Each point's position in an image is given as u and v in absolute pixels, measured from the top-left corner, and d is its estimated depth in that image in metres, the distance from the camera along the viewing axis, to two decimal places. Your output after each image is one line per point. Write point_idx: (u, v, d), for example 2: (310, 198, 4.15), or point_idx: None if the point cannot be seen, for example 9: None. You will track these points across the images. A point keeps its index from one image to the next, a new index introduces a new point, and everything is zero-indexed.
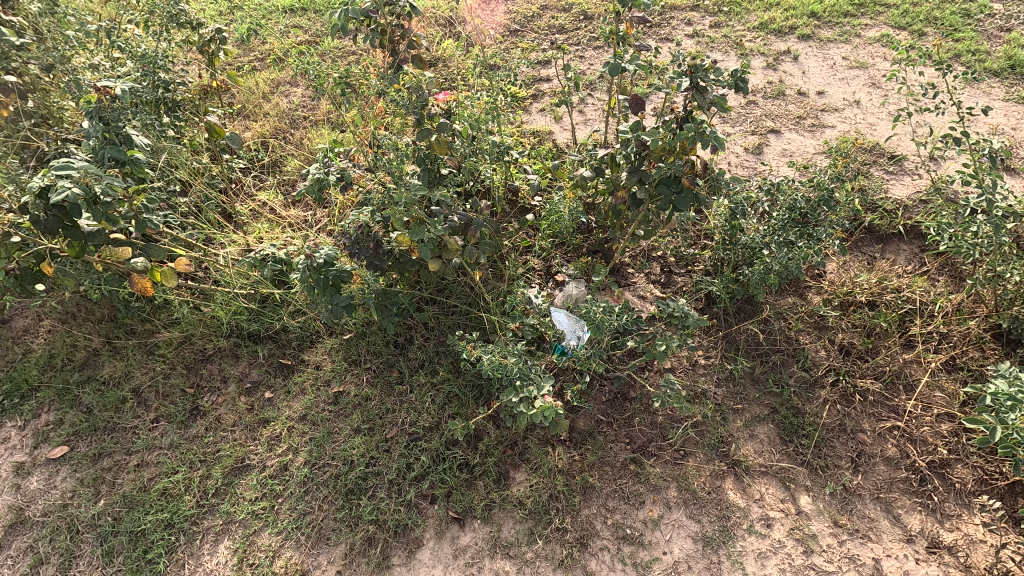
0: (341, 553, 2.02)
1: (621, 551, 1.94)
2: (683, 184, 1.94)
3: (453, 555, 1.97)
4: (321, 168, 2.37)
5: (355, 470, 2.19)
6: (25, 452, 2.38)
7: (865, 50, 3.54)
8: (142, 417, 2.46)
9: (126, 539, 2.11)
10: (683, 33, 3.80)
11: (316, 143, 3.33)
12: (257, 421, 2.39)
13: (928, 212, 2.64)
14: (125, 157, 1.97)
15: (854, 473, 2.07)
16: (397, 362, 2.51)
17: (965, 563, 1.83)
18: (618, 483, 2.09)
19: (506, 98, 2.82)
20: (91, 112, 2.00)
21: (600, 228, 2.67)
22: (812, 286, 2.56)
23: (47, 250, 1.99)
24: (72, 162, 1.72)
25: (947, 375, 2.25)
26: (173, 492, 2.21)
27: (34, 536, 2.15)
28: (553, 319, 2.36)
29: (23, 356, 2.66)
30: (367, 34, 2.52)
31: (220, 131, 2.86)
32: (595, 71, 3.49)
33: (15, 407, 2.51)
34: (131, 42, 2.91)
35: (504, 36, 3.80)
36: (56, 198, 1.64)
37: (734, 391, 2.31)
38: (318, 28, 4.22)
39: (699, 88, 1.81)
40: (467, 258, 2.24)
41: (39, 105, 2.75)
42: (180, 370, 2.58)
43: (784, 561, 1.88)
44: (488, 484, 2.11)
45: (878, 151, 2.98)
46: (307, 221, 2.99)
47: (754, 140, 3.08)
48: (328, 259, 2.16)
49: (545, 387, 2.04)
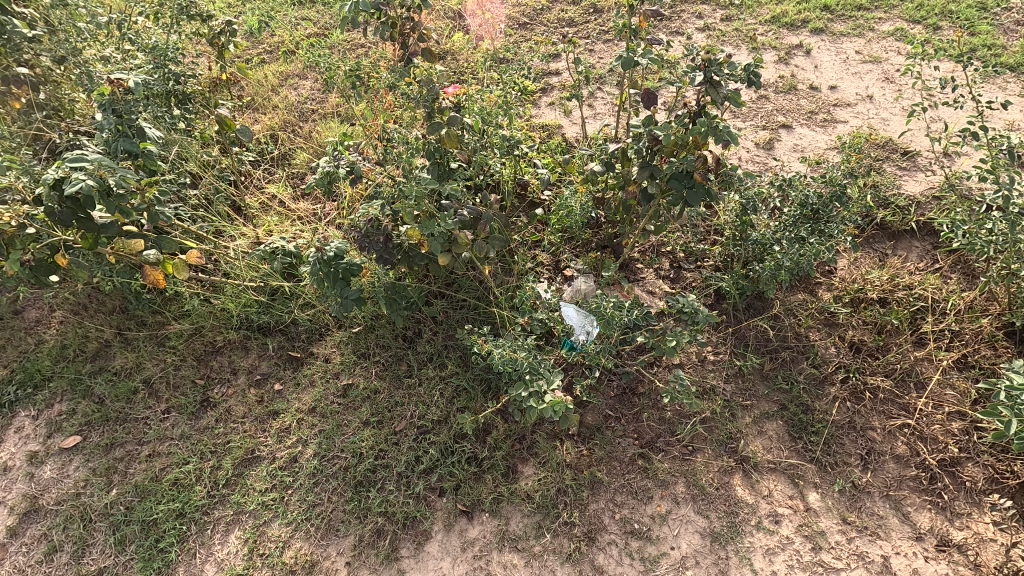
0: (350, 544, 2.03)
1: (629, 546, 1.94)
2: (695, 179, 1.92)
3: (461, 548, 1.98)
4: (331, 162, 2.38)
5: (364, 462, 2.20)
6: (38, 441, 2.41)
7: (878, 44, 3.51)
8: (154, 408, 2.48)
9: (138, 528, 2.13)
10: (694, 26, 3.77)
11: (325, 136, 3.33)
12: (267, 413, 2.41)
13: (941, 209, 2.63)
14: (138, 149, 1.98)
15: (863, 470, 2.06)
16: (406, 356, 2.51)
17: (974, 561, 1.83)
18: (626, 478, 2.09)
19: (516, 91, 2.81)
20: (105, 105, 2.00)
21: (610, 222, 2.67)
22: (822, 282, 2.54)
23: (61, 241, 2.00)
24: (86, 155, 1.73)
25: (959, 373, 2.23)
26: (185, 482, 2.23)
27: (48, 524, 2.18)
28: (562, 315, 2.33)
29: (36, 346, 2.69)
30: (378, 28, 2.53)
31: (231, 123, 2.88)
32: (605, 64, 3.47)
33: (28, 397, 2.54)
34: (143, 34, 2.93)
35: (514, 28, 3.78)
36: (70, 189, 1.64)
37: (743, 387, 2.30)
38: (327, 20, 4.21)
39: (712, 82, 1.78)
40: (477, 252, 2.25)
41: (51, 97, 2.77)
42: (190, 362, 2.60)
43: (792, 557, 1.88)
44: (496, 477, 2.12)
45: (891, 146, 2.95)
46: (316, 214, 3.00)
47: (765, 135, 3.06)
48: (338, 253, 2.17)
49: (554, 381, 2.05)
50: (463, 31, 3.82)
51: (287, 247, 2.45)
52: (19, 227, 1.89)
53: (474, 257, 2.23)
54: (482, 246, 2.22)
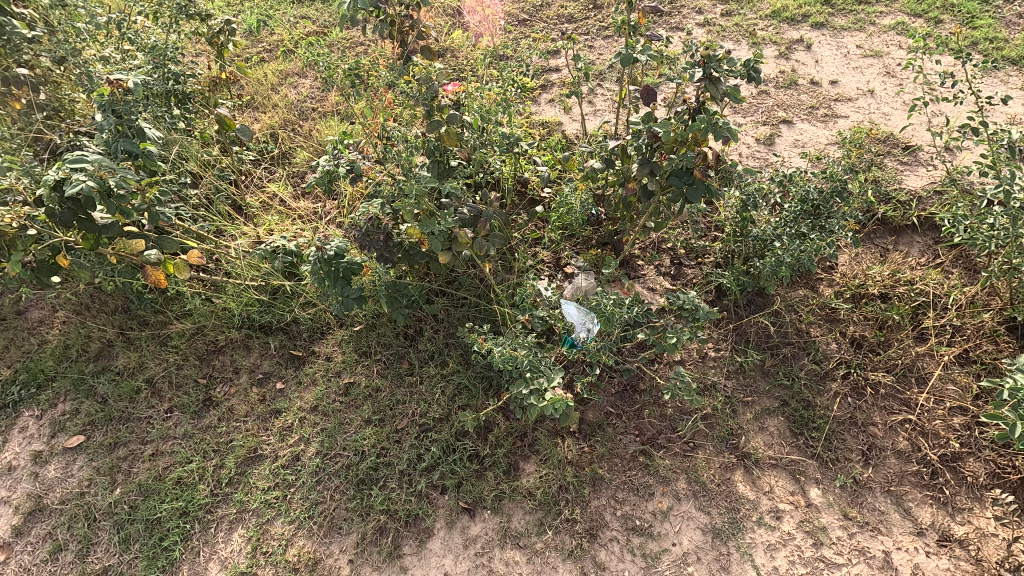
0: (352, 542, 2.04)
1: (631, 542, 1.95)
2: (695, 175, 1.92)
3: (464, 545, 1.99)
4: (331, 160, 2.38)
5: (366, 460, 2.21)
6: (42, 441, 2.42)
7: (879, 38, 3.49)
8: (157, 408, 2.49)
9: (142, 527, 2.14)
10: (694, 22, 3.76)
11: (325, 134, 3.33)
12: (270, 411, 2.42)
13: (943, 204, 2.62)
14: (139, 150, 1.98)
15: (864, 466, 2.06)
16: (408, 354, 2.52)
17: (976, 556, 1.83)
18: (628, 475, 2.10)
19: (515, 89, 2.81)
20: (105, 106, 2.00)
21: (610, 219, 2.67)
22: (823, 278, 2.54)
23: (62, 242, 2.01)
24: (87, 155, 1.73)
25: (960, 368, 2.23)
26: (188, 481, 2.24)
27: (53, 523, 2.19)
28: (564, 312, 2.32)
29: (39, 347, 2.70)
30: (377, 26, 2.53)
31: (230, 123, 2.88)
32: (605, 61, 3.46)
33: (32, 397, 2.55)
34: (142, 34, 2.93)
35: (513, 25, 3.77)
36: (71, 190, 1.65)
37: (744, 384, 2.31)
38: (326, 18, 4.21)
39: (711, 78, 1.77)
40: (477, 250, 2.25)
41: (51, 98, 2.78)
42: (193, 361, 2.60)
43: (793, 553, 1.88)
44: (498, 475, 2.12)
45: (892, 141, 2.94)
46: (316, 212, 3.00)
47: (765, 131, 3.05)
48: (339, 252, 2.17)
49: (555, 378, 2.05)
50: (463, 29, 3.81)
51: (289, 246, 2.45)
52: (21, 228, 1.89)
53: (475, 255, 2.23)
54: (482, 244, 2.22)
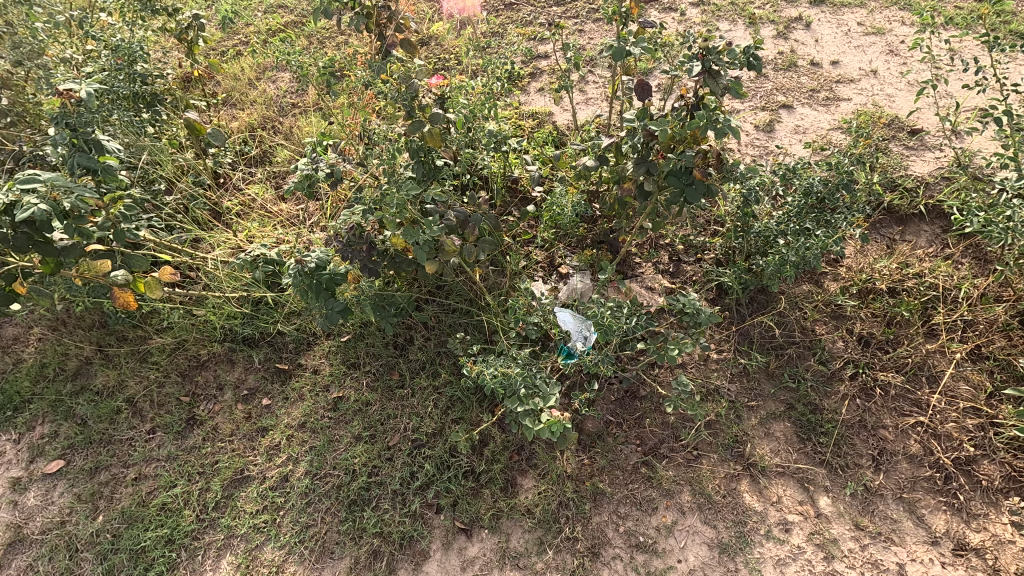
0: (345, 567, 1.96)
1: (634, 560, 1.87)
2: (695, 176, 1.79)
3: (461, 567, 1.92)
4: (310, 164, 2.25)
5: (358, 480, 2.12)
6: (21, 467, 2.33)
7: (881, 14, 3.34)
8: (139, 428, 2.39)
9: (126, 556, 2.06)
10: (688, 1, 3.59)
11: (305, 132, 3.18)
12: (256, 430, 2.33)
13: (952, 191, 2.51)
14: (98, 165, 1.85)
15: (875, 472, 1.98)
16: (398, 365, 2.42)
17: (992, 566, 1.76)
18: (630, 488, 2.02)
19: (502, 80, 2.66)
20: (58, 118, 1.86)
21: (605, 217, 2.55)
22: (828, 272, 2.43)
23: (21, 266, 1.89)
24: (37, 175, 1.60)
25: (973, 366, 2.14)
26: (173, 506, 2.15)
27: (34, 554, 2.11)
28: (558, 320, 2.22)
29: (14, 367, 2.59)
30: (353, 20, 2.38)
31: (202, 130, 2.72)
32: (596, 46, 3.31)
33: (8, 421, 2.45)
34: (105, 32, 2.77)
35: (499, 10, 3.60)
36: (21, 215, 1.52)
37: (748, 387, 2.22)
38: (304, 7, 4.02)
39: (711, 72, 1.64)
40: (466, 258, 2.13)
41: (12, 103, 2.62)
42: (175, 378, 2.50)
43: (804, 568, 1.81)
44: (495, 492, 2.04)
45: (897, 124, 2.81)
46: (299, 216, 2.87)
47: (765, 117, 2.92)
48: (320, 263, 2.05)
49: (551, 399, 1.92)
50: (446, 16, 3.64)
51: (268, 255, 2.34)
52: None
53: (463, 262, 2.12)
54: (470, 250, 2.11)
